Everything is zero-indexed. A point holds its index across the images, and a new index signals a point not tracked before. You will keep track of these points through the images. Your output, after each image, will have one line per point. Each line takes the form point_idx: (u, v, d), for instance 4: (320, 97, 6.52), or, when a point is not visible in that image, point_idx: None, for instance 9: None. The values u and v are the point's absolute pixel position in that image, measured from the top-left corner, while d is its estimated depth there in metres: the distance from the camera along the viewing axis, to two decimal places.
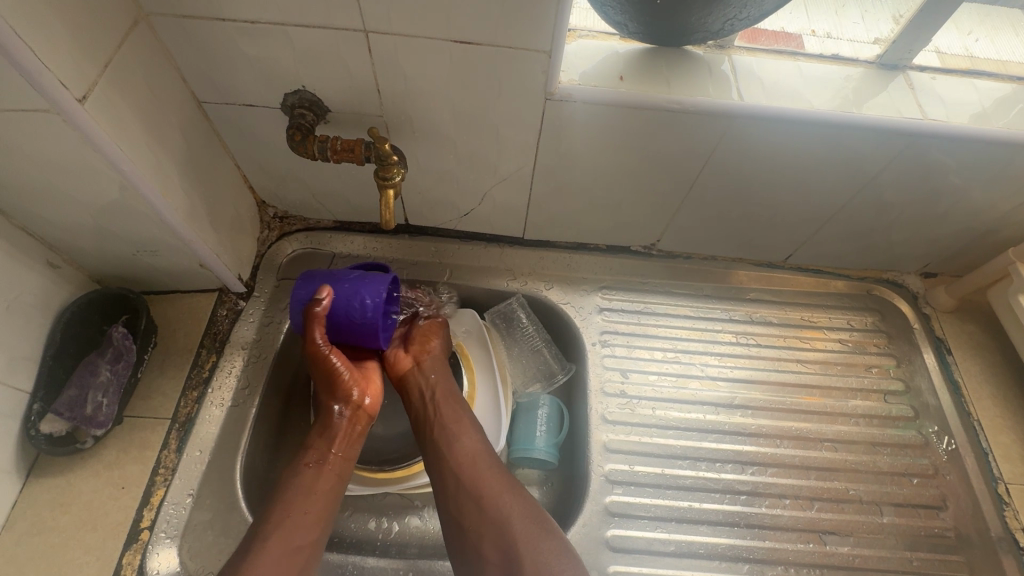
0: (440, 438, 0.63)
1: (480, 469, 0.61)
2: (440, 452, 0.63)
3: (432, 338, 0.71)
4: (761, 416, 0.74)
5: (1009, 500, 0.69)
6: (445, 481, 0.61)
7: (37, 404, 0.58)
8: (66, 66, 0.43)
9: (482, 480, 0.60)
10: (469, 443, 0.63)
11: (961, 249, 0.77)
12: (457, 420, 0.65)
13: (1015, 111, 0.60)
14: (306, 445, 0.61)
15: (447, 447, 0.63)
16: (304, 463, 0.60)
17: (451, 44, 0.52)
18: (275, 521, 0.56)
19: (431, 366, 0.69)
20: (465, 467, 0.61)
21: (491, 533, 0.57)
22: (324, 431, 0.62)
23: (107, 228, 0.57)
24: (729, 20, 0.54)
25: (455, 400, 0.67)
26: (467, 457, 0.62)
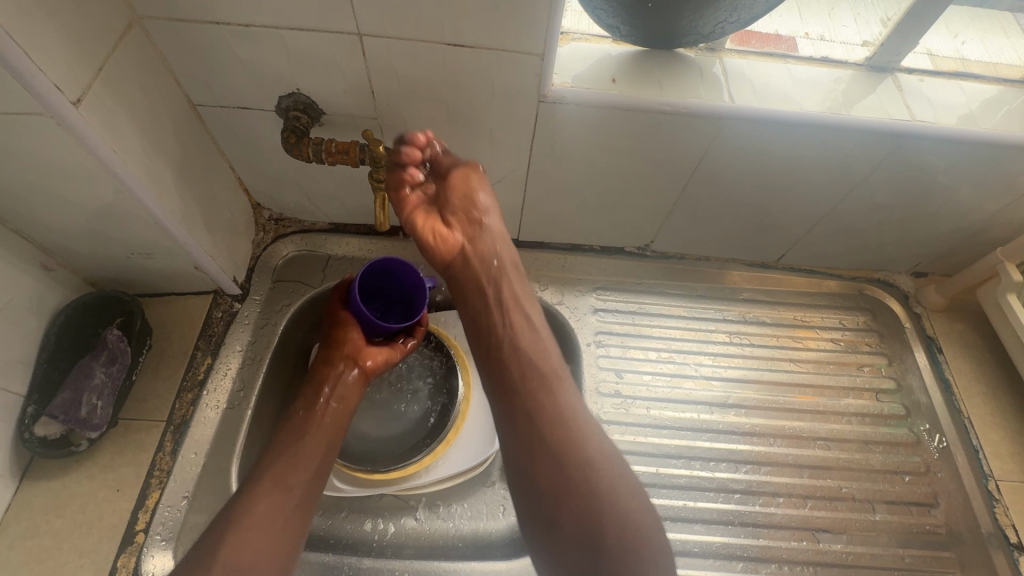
0: (524, 384, 0.59)
1: (573, 426, 0.57)
2: (525, 397, 0.58)
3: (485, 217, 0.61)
4: (755, 416, 0.74)
5: (999, 496, 0.70)
6: (533, 430, 0.57)
7: (31, 407, 0.58)
8: (61, 70, 0.43)
9: (574, 437, 0.56)
10: (562, 394, 0.59)
11: (951, 249, 0.78)
12: (545, 363, 0.60)
13: (1001, 113, 0.61)
14: (301, 393, 0.63)
15: (537, 396, 0.58)
16: (297, 410, 0.61)
17: (444, 47, 0.53)
18: (267, 464, 0.57)
19: (504, 279, 0.62)
20: (556, 422, 0.57)
21: (579, 499, 0.54)
22: (317, 376, 0.63)
23: (101, 230, 0.57)
24: (720, 23, 0.55)
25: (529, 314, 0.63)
26: (559, 410, 0.58)
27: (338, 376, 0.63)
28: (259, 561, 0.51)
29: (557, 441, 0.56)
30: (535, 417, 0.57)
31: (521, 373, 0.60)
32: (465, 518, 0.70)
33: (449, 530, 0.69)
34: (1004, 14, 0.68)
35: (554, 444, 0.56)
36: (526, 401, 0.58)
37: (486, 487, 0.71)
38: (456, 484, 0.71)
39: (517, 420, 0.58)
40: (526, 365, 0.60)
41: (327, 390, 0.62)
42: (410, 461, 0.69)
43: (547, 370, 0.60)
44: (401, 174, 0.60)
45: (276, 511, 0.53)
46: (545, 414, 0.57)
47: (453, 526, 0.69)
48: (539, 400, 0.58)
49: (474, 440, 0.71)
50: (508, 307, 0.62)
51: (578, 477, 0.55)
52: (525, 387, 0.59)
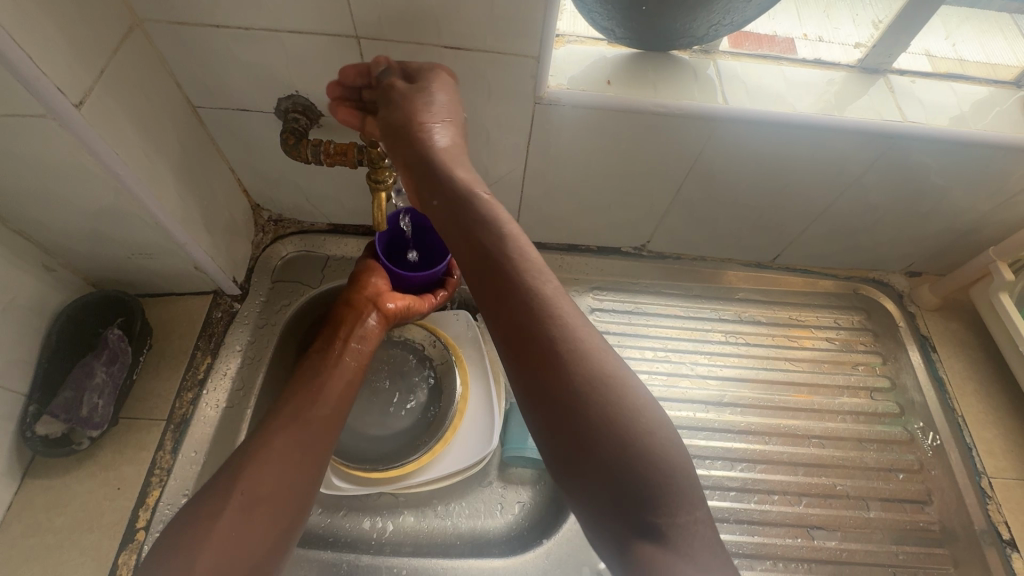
0: (507, 287, 0.46)
1: (570, 331, 0.44)
2: (510, 304, 0.45)
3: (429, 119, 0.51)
4: (750, 414, 0.75)
5: (992, 494, 0.71)
6: (524, 343, 0.44)
7: (32, 405, 0.59)
8: (63, 72, 0.44)
9: (575, 344, 0.44)
10: (555, 294, 0.46)
11: (945, 249, 0.79)
12: (526, 262, 0.47)
13: (992, 114, 0.62)
14: (322, 334, 0.63)
15: (522, 300, 0.45)
16: (316, 350, 0.61)
17: (441, 50, 0.54)
18: (287, 401, 0.56)
19: (470, 186, 0.50)
20: (549, 328, 0.44)
21: (592, 428, 0.41)
22: (337, 318, 0.63)
23: (102, 230, 0.58)
24: (714, 25, 0.56)
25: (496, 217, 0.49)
26: (552, 313, 0.45)
27: (357, 316, 0.63)
28: (280, 490, 0.51)
29: (554, 352, 0.43)
30: (527, 325, 0.45)
31: (503, 276, 0.46)
32: (463, 515, 0.71)
33: (447, 528, 0.70)
34: (997, 17, 0.69)
35: (552, 357, 0.43)
36: (514, 307, 0.45)
37: (483, 486, 0.72)
38: (454, 482, 0.72)
39: (505, 335, 0.46)
40: (507, 262, 0.47)
41: (347, 331, 0.62)
42: (409, 459, 0.69)
43: (531, 265, 0.47)
44: (361, 122, 0.56)
45: (293, 446, 0.53)
46: (536, 320, 0.44)
47: (451, 523, 0.70)
48: (526, 304, 0.45)
49: (472, 438, 0.72)
50: (478, 205, 0.49)
51: (586, 399, 0.42)
52: (509, 290, 0.46)
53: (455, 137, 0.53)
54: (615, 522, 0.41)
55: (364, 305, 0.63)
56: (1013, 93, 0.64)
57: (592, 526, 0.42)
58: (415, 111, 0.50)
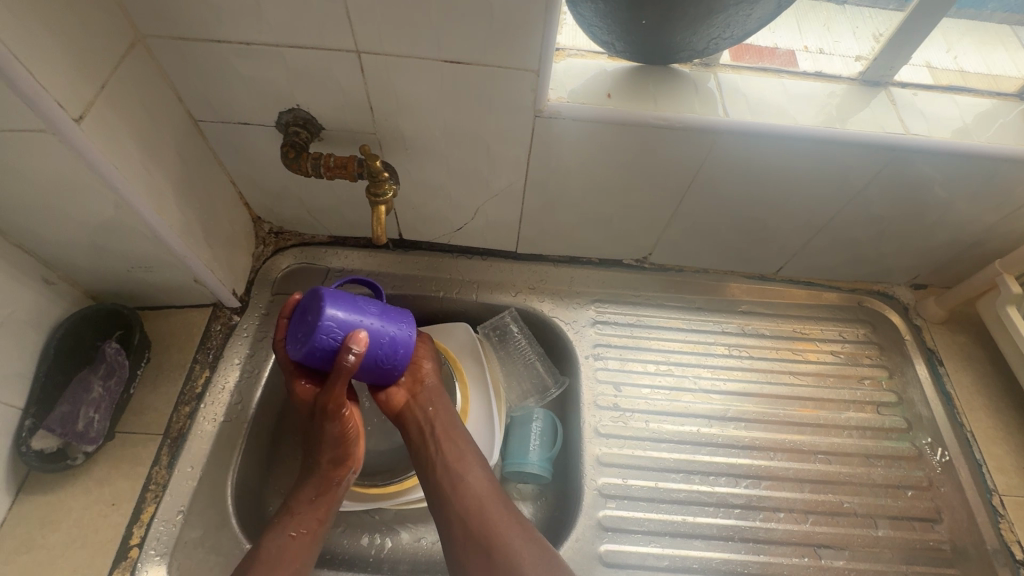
0: (444, 473, 0.59)
1: (503, 533, 0.55)
2: (457, 519, 0.56)
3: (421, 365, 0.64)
4: (755, 429, 0.74)
5: (1003, 512, 0.69)
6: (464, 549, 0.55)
7: (29, 419, 0.58)
8: (64, 87, 0.44)
9: (496, 527, 0.55)
10: (488, 492, 0.58)
11: (950, 261, 0.78)
12: (473, 479, 0.58)
13: (994, 126, 0.62)
14: (291, 509, 0.57)
15: (464, 512, 0.57)
16: (279, 534, 0.55)
17: (441, 64, 0.54)
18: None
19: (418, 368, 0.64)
20: (486, 536, 0.55)
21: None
22: (314, 489, 0.58)
23: (102, 244, 0.58)
24: (714, 38, 0.56)
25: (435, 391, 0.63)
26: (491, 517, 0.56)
27: (332, 486, 0.58)
28: None
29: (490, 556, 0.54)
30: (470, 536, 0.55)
31: (432, 437, 0.61)
32: None
33: None
34: (999, 28, 0.69)
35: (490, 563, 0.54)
36: (456, 518, 0.57)
37: None
38: None
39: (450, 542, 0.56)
40: (436, 427, 0.61)
41: (321, 506, 0.58)
42: (407, 474, 0.69)
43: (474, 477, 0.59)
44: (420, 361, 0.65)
45: None
46: (477, 532, 0.55)
47: None
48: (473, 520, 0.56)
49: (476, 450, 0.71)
50: (433, 411, 0.62)
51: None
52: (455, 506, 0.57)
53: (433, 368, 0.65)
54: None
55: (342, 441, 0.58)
56: (1015, 106, 0.64)
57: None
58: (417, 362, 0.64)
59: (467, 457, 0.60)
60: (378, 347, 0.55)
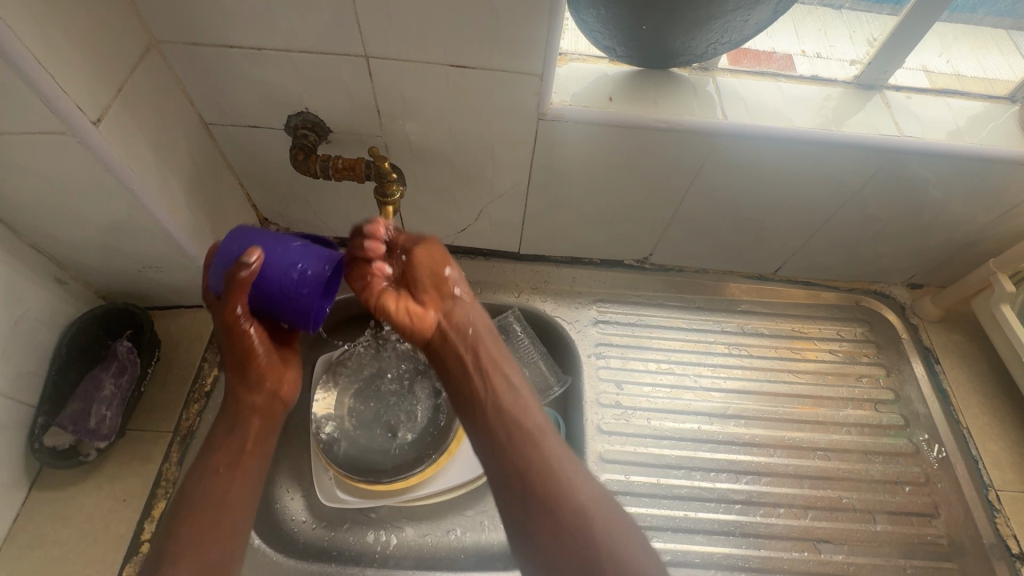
0: (498, 403, 0.58)
1: (563, 470, 0.53)
2: (511, 446, 0.54)
3: (454, 288, 0.62)
4: (755, 426, 0.75)
5: (1000, 506, 0.70)
6: (519, 481, 0.52)
7: (41, 417, 0.59)
8: (82, 91, 0.45)
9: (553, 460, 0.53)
10: (546, 429, 0.56)
11: (946, 261, 0.79)
12: (528, 416, 0.56)
13: (986, 129, 0.63)
14: (208, 454, 0.56)
15: (520, 443, 0.54)
16: (206, 475, 0.54)
17: (447, 69, 0.55)
18: (190, 535, 0.51)
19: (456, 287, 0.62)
20: (543, 473, 0.52)
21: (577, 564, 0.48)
22: (227, 431, 0.57)
23: (113, 244, 0.59)
24: (713, 43, 0.57)
25: (478, 319, 0.62)
26: (550, 453, 0.54)
27: (246, 426, 0.58)
28: None
29: (548, 493, 0.51)
30: (525, 470, 0.53)
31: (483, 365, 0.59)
32: (467, 530, 0.71)
33: (452, 542, 0.70)
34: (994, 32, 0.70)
35: (547, 500, 0.51)
36: (512, 449, 0.54)
37: (487, 497, 0.73)
38: (458, 496, 0.71)
39: (502, 473, 0.54)
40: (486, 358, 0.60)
41: (239, 442, 0.57)
42: (412, 471, 0.68)
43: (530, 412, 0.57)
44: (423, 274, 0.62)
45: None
46: (533, 467, 0.53)
47: (455, 538, 0.70)
48: (531, 454, 0.54)
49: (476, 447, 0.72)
50: (483, 341, 0.60)
51: (573, 534, 0.49)
52: (511, 438, 0.55)
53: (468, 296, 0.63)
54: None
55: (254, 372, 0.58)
56: (1007, 108, 0.65)
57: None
58: (446, 279, 0.62)
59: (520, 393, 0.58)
60: (282, 276, 0.52)
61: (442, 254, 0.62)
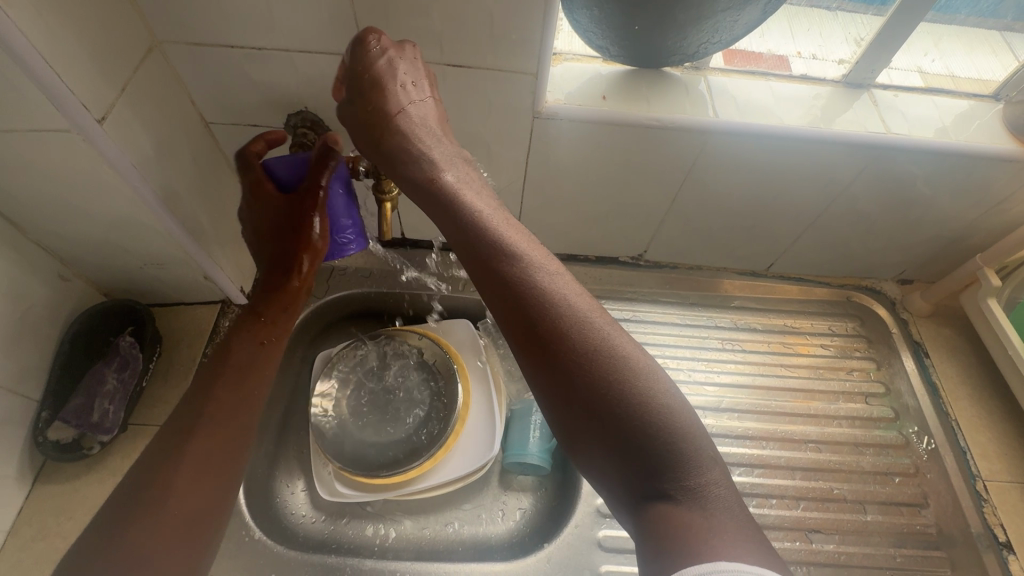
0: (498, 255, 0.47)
1: (581, 318, 0.44)
2: (520, 299, 0.45)
3: (391, 110, 0.51)
4: (748, 419, 0.76)
5: (986, 496, 0.71)
6: (533, 342, 0.44)
7: (45, 412, 0.60)
8: (88, 89, 0.47)
9: (572, 312, 0.45)
10: (549, 273, 0.46)
11: (934, 257, 0.81)
12: (536, 264, 0.47)
13: (971, 126, 0.65)
14: (186, 433, 0.51)
15: (524, 296, 0.45)
16: (186, 459, 0.49)
17: (444, 68, 0.56)
18: (169, 522, 0.46)
19: (414, 110, 0.52)
20: (562, 325, 0.44)
21: (625, 419, 0.41)
22: (208, 406, 0.52)
23: (115, 241, 0.60)
24: (704, 43, 0.58)
25: (450, 155, 0.53)
26: (566, 301, 0.45)
27: (246, 368, 0.57)
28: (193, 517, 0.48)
29: (570, 350, 0.43)
30: (537, 324, 0.44)
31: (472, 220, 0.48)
32: (465, 523, 0.72)
33: (450, 535, 0.71)
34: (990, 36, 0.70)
35: (572, 352, 0.43)
36: (517, 306, 0.45)
37: (485, 491, 0.74)
38: (456, 488, 0.73)
39: (516, 337, 0.45)
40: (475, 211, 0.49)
41: (226, 414, 0.53)
42: (411, 466, 0.69)
43: (526, 256, 0.47)
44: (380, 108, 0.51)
45: (207, 480, 0.50)
46: (545, 317, 0.44)
47: (454, 530, 0.72)
48: (541, 303, 0.45)
49: (475, 440, 0.73)
50: (455, 187, 0.50)
51: (613, 386, 0.42)
52: (511, 290, 0.46)
53: (423, 114, 0.53)
54: (642, 502, 0.41)
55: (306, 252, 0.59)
56: (991, 107, 0.67)
57: (621, 505, 0.42)
58: (377, 101, 0.51)
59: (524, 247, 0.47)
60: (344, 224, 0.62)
61: (355, 70, 0.50)
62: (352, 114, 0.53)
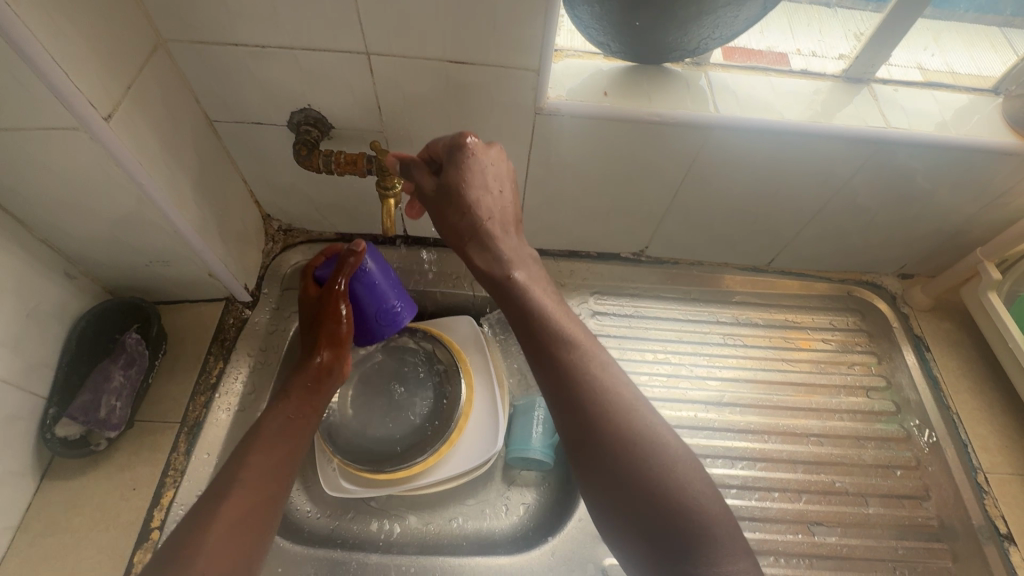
0: (557, 345, 0.53)
1: (627, 409, 0.50)
2: (572, 386, 0.51)
3: (474, 205, 0.55)
4: (750, 413, 0.77)
5: (988, 488, 0.72)
6: (582, 428, 0.50)
7: (52, 409, 0.61)
8: (94, 88, 0.47)
9: (618, 402, 0.50)
10: (602, 365, 0.52)
11: (935, 250, 0.81)
12: (589, 356, 0.53)
13: (971, 120, 0.65)
14: (220, 497, 0.51)
15: (578, 386, 0.51)
16: (218, 523, 0.49)
17: (446, 65, 0.57)
18: (209, 562, 0.47)
19: (489, 207, 0.56)
20: (610, 413, 0.50)
21: (661, 503, 0.47)
22: (243, 470, 0.53)
23: (122, 239, 0.60)
24: (704, 39, 0.59)
25: (518, 250, 0.57)
26: (613, 391, 0.51)
27: (279, 439, 0.57)
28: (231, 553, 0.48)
29: (624, 443, 0.49)
30: (588, 412, 0.50)
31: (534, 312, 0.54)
32: (469, 518, 0.73)
33: (454, 529, 0.72)
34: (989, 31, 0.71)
35: (617, 438, 0.49)
36: (571, 394, 0.51)
37: (488, 487, 0.75)
38: (460, 484, 0.73)
39: (565, 421, 0.51)
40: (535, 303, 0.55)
41: (259, 481, 0.53)
42: (414, 461, 0.70)
43: (581, 350, 0.53)
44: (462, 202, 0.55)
45: (241, 518, 0.50)
46: (595, 407, 0.50)
47: (458, 525, 0.72)
48: (592, 392, 0.51)
49: (479, 437, 0.73)
50: (522, 281, 0.55)
51: (651, 472, 0.48)
52: (566, 380, 0.51)
53: (500, 211, 0.56)
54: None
55: (331, 340, 0.62)
56: (991, 100, 0.67)
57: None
58: (463, 198, 0.55)
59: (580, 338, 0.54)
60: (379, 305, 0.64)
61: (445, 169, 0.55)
62: (437, 203, 0.57)
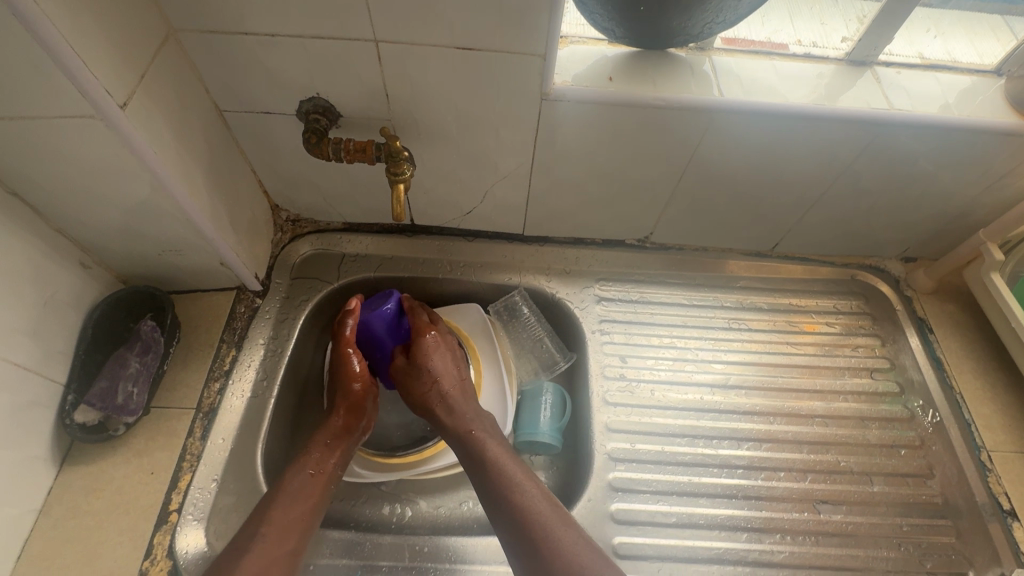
0: (496, 474, 0.61)
1: (553, 530, 0.56)
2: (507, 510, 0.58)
3: (437, 380, 0.69)
4: (755, 395, 0.78)
5: (991, 466, 0.73)
6: (526, 558, 0.55)
7: (71, 395, 0.62)
8: (110, 76, 0.48)
9: (546, 523, 0.56)
10: (541, 497, 0.59)
11: (938, 233, 0.82)
12: (524, 483, 0.60)
13: (973, 102, 0.65)
14: (243, 549, 0.54)
15: (516, 514, 0.58)
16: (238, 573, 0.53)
17: (453, 51, 0.57)
18: None
19: (444, 375, 0.69)
20: (539, 531, 0.56)
21: None
22: (267, 522, 0.56)
23: (135, 228, 0.61)
24: (708, 23, 0.59)
25: (471, 406, 0.68)
26: (541, 513, 0.57)
27: (300, 496, 0.59)
28: None
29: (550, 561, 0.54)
30: (539, 552, 0.55)
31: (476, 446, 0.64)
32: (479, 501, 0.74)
33: (466, 512, 0.73)
34: (992, 17, 0.72)
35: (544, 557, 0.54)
36: (513, 527, 0.57)
37: None
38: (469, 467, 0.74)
39: (523, 564, 0.56)
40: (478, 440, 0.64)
41: (276, 539, 0.56)
42: (424, 446, 0.72)
43: (528, 492, 0.59)
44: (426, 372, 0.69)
45: (265, 560, 0.54)
46: (545, 546, 0.55)
47: (468, 508, 0.73)
48: (523, 515, 0.57)
49: None
50: (471, 428, 0.66)
51: None
52: (518, 523, 0.57)
53: (459, 383, 0.70)
54: None
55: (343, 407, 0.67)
56: (994, 82, 0.68)
57: None
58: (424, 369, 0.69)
59: (514, 466, 0.62)
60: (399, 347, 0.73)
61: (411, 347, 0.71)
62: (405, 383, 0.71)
